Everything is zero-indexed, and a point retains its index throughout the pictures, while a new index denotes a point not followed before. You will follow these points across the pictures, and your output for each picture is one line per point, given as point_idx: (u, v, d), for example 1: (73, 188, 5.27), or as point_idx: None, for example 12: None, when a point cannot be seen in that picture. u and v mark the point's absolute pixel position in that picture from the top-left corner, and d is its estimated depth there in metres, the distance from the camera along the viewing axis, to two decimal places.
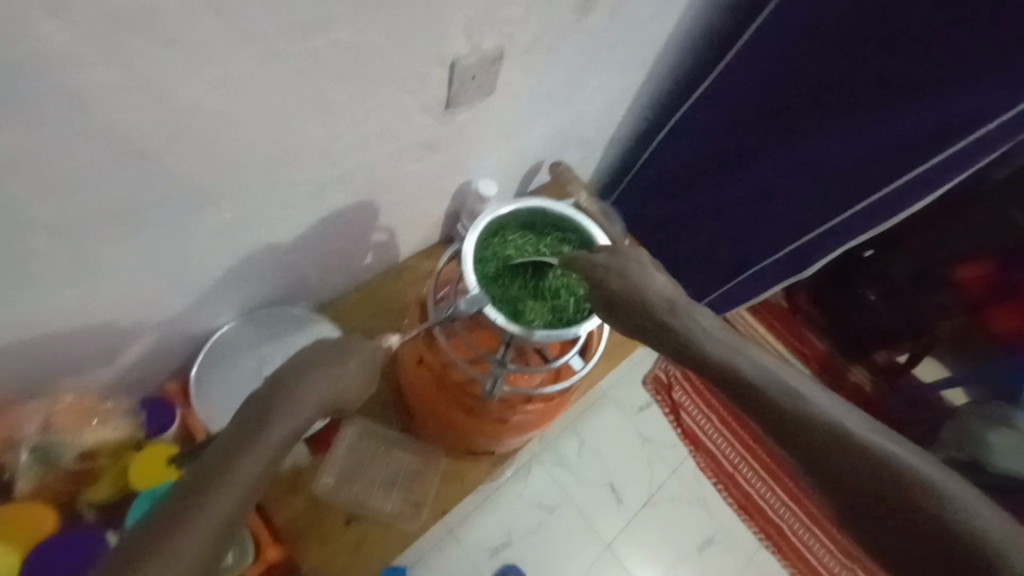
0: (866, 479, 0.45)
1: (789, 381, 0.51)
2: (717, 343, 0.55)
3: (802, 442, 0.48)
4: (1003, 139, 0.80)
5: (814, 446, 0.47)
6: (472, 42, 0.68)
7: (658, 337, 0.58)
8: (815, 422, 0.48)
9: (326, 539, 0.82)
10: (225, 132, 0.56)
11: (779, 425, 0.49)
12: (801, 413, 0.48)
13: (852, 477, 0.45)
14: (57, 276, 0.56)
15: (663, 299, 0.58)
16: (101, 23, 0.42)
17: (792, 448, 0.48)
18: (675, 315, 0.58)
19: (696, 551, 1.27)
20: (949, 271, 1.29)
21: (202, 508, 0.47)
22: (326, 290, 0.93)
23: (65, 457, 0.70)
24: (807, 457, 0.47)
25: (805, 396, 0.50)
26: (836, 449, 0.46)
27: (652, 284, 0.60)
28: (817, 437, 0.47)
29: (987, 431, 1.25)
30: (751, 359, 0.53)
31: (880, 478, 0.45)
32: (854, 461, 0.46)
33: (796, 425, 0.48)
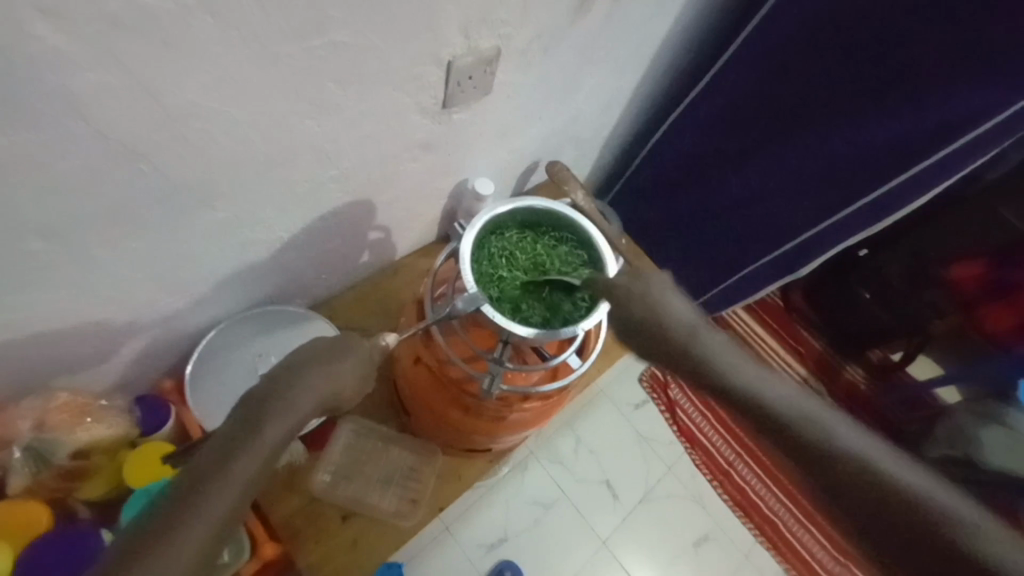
0: (926, 544, 0.37)
1: (836, 422, 0.43)
2: (748, 375, 0.46)
3: (855, 499, 0.39)
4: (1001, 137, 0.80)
5: (867, 505, 0.39)
6: (469, 42, 0.68)
7: (678, 366, 0.50)
8: (871, 478, 0.39)
9: (323, 538, 0.81)
10: (220, 132, 0.55)
11: (821, 478, 0.41)
12: (854, 466, 0.40)
13: (908, 540, 0.38)
14: (51, 276, 0.56)
15: (681, 324, 0.52)
16: (95, 23, 0.41)
17: (842, 506, 0.40)
18: (697, 341, 0.50)
19: (692, 548, 1.28)
20: (943, 270, 1.31)
21: (201, 506, 0.47)
22: (322, 289, 0.93)
23: (58, 454, 0.68)
24: (856, 517, 0.40)
25: (853, 441, 0.41)
26: (891, 507, 0.38)
27: (669, 305, 0.54)
28: (875, 496, 0.39)
29: (981, 429, 1.28)
30: None
31: (949, 549, 0.36)
32: (915, 523, 0.38)
33: (841, 479, 0.40)
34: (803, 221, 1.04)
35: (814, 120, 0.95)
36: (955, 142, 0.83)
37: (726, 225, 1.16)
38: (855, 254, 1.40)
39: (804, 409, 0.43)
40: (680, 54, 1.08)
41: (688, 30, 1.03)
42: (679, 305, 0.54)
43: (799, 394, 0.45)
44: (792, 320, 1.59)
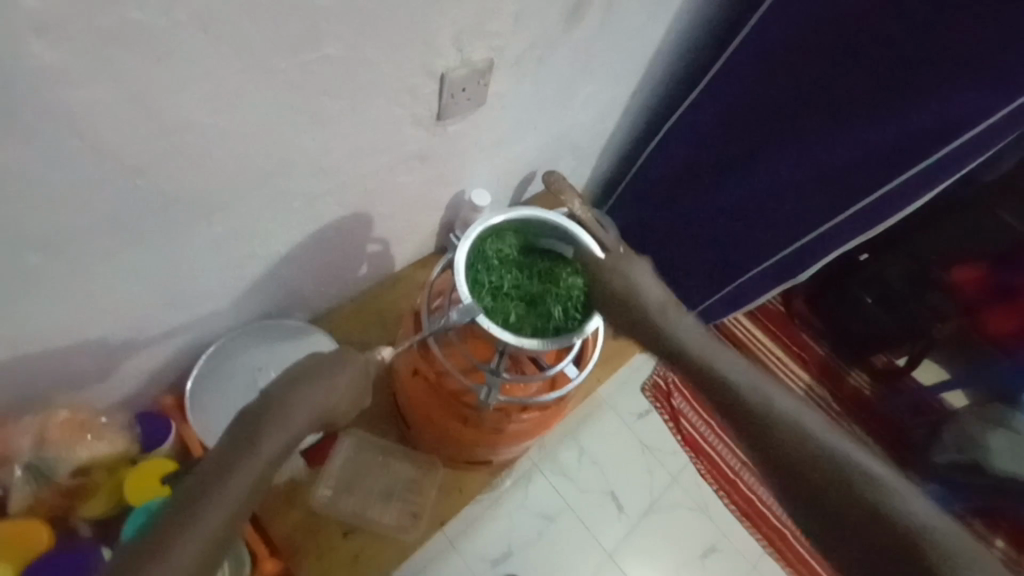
0: (818, 473, 0.50)
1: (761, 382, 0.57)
2: (698, 345, 0.62)
3: (770, 440, 0.53)
4: (998, 136, 0.81)
5: (778, 444, 0.53)
6: (462, 54, 0.68)
7: (649, 339, 0.65)
8: (785, 425, 0.53)
9: (324, 553, 0.80)
10: (216, 146, 0.56)
11: (744, 423, 0.56)
12: (771, 414, 0.54)
13: (807, 471, 0.51)
14: (51, 293, 0.57)
15: (655, 302, 0.66)
16: (91, 41, 0.42)
17: (760, 445, 0.54)
18: (666, 318, 0.65)
19: (698, 559, 1.26)
20: (943, 273, 1.31)
21: (196, 521, 0.47)
22: (321, 302, 0.93)
23: (59, 472, 0.69)
24: (770, 457, 0.53)
25: (771, 398, 0.56)
26: (796, 446, 0.52)
27: (647, 289, 0.67)
28: (787, 438, 0.53)
29: (986, 435, 1.29)
30: (717, 353, 0.61)
31: (835, 475, 0.50)
32: (810, 454, 0.51)
33: (762, 424, 0.54)
34: (800, 225, 1.04)
35: (808, 125, 0.95)
36: (948, 145, 0.84)
37: (724, 231, 1.16)
38: (856, 258, 1.40)
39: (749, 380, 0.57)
40: (674, 63, 1.10)
41: (680, 39, 1.04)
42: (655, 288, 0.68)
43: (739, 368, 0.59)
44: (794, 326, 1.58)
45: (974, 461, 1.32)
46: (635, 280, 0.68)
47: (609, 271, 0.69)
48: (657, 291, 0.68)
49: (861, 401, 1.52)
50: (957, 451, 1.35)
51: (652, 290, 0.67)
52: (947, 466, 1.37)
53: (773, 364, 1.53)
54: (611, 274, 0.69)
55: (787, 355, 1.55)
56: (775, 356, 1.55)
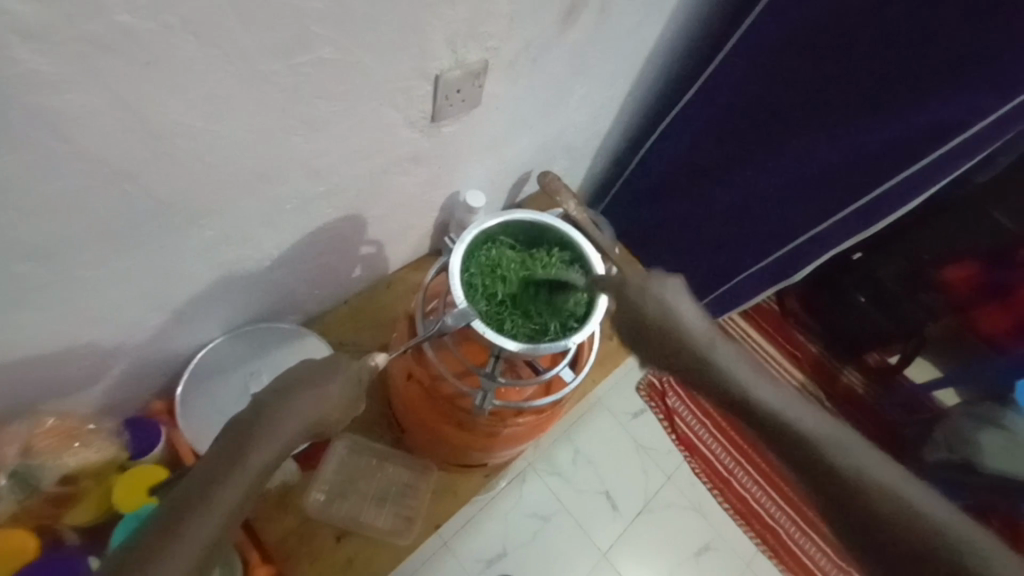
0: (913, 541, 0.43)
1: (835, 430, 0.48)
2: (754, 381, 0.52)
3: (855, 503, 0.45)
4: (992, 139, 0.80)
5: (865, 508, 0.44)
6: (456, 56, 0.68)
7: (688, 373, 0.55)
8: (870, 486, 0.45)
9: (318, 559, 0.80)
10: (207, 151, 0.55)
11: (818, 481, 0.47)
12: (855, 476, 0.45)
13: (899, 538, 0.43)
14: (39, 300, 0.56)
15: (700, 332, 0.56)
16: (78, 47, 0.41)
17: (840, 507, 0.45)
18: (714, 351, 0.54)
19: (693, 557, 1.26)
20: (938, 272, 1.33)
21: (183, 533, 0.46)
22: (314, 304, 0.92)
23: (46, 481, 0.68)
24: (851, 523, 0.45)
25: (853, 451, 0.47)
26: (890, 513, 0.44)
27: (688, 318, 0.57)
28: (874, 502, 0.44)
29: (978, 433, 1.30)
30: (769, 390, 0.51)
31: (935, 546, 0.42)
32: (905, 522, 0.43)
33: (842, 483, 0.45)
34: (795, 227, 1.04)
35: (804, 127, 0.95)
36: (944, 146, 0.83)
37: (720, 232, 1.16)
38: (850, 258, 1.40)
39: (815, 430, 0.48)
40: (669, 63, 1.09)
41: (676, 39, 1.03)
42: (696, 315, 0.57)
43: (795, 406, 0.50)
44: (789, 325, 1.58)
45: (965, 459, 1.32)
46: (672, 307, 0.57)
47: (642, 298, 0.58)
48: (696, 318, 0.57)
49: (855, 400, 1.52)
50: (949, 450, 1.35)
51: (692, 318, 0.57)
52: (941, 463, 1.37)
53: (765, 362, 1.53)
54: (644, 302, 0.58)
55: (781, 354, 1.54)
56: (769, 355, 1.55)
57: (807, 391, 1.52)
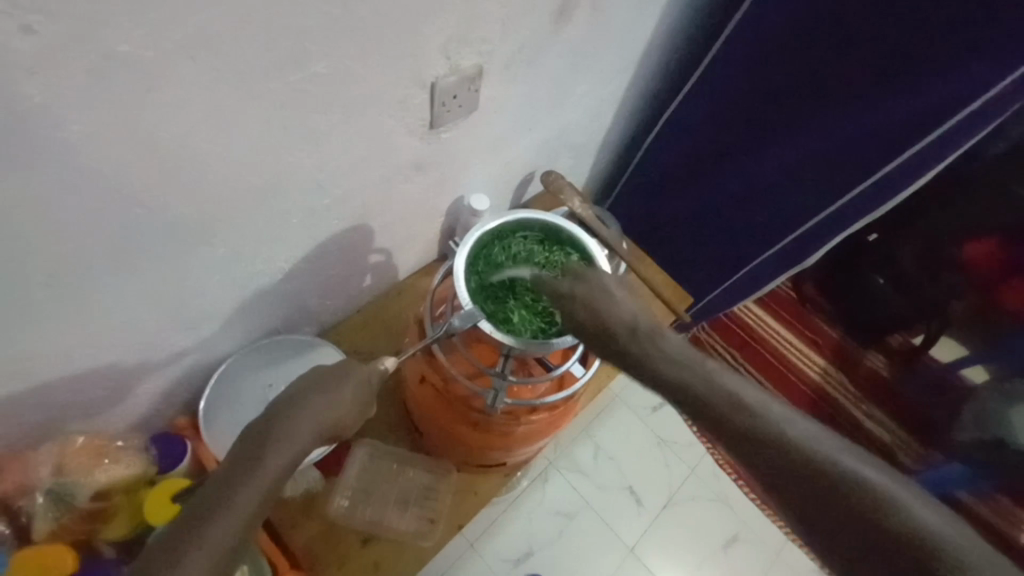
0: (835, 497, 0.43)
1: (759, 397, 0.49)
2: (678, 358, 0.54)
3: (777, 465, 0.45)
4: (1000, 109, 0.79)
5: (787, 470, 0.45)
6: (450, 63, 0.69)
7: (618, 356, 0.57)
8: (791, 447, 0.45)
9: (344, 563, 0.81)
10: (209, 171, 0.57)
11: (750, 451, 0.47)
12: (764, 428, 0.47)
13: (824, 496, 0.43)
14: (57, 322, 0.58)
15: (624, 317, 0.58)
16: (81, 77, 0.43)
17: (767, 472, 0.46)
18: (637, 335, 0.57)
19: (720, 550, 1.25)
20: (957, 250, 1.32)
21: (205, 534, 0.48)
22: (327, 315, 0.94)
23: (79, 497, 0.70)
24: (795, 494, 0.44)
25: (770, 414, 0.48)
26: (826, 479, 0.43)
27: (617, 305, 0.60)
28: (798, 461, 0.45)
29: (1010, 412, 1.30)
30: (688, 359, 0.54)
31: (850, 499, 0.42)
32: (830, 479, 0.43)
33: (781, 457, 0.45)
34: (803, 211, 1.04)
35: (807, 109, 0.95)
36: (940, 128, 0.83)
37: (729, 220, 1.15)
38: (865, 238, 1.39)
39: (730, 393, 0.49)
40: (666, 55, 1.09)
41: (671, 29, 1.03)
42: (632, 310, 0.59)
43: (717, 372, 0.52)
44: (806, 310, 1.55)
45: (997, 438, 1.31)
46: (599, 301, 0.60)
47: (570, 295, 0.61)
48: (625, 308, 0.59)
49: (878, 384, 1.48)
50: (980, 430, 1.34)
51: (621, 309, 0.59)
52: (969, 447, 1.37)
53: (786, 350, 1.51)
54: (571, 299, 0.61)
55: (799, 341, 1.51)
56: (790, 343, 1.51)
57: (831, 378, 1.48)
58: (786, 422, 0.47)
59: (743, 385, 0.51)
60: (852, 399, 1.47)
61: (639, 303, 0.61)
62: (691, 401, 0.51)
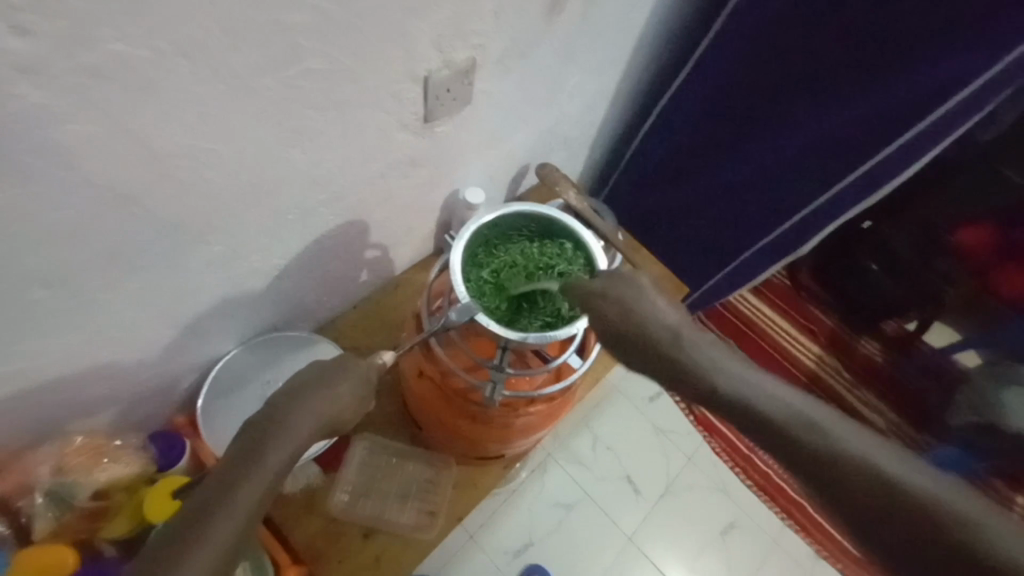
0: (912, 521, 0.44)
1: (824, 416, 0.49)
2: (732, 375, 0.53)
3: (841, 484, 0.46)
4: (994, 93, 0.79)
5: (862, 495, 0.45)
6: (443, 56, 0.69)
7: (662, 367, 0.57)
8: (854, 465, 0.46)
9: (346, 557, 0.81)
10: (204, 169, 0.56)
11: (811, 469, 0.47)
12: (826, 446, 0.47)
13: (899, 519, 0.44)
14: (54, 323, 0.57)
15: (666, 331, 0.57)
16: (75, 77, 0.42)
17: (838, 496, 0.46)
18: (680, 346, 0.56)
19: (719, 537, 1.27)
20: (950, 235, 1.33)
21: (207, 531, 0.48)
22: (324, 311, 0.94)
23: (79, 497, 0.70)
24: (861, 512, 0.46)
25: (836, 434, 0.48)
26: (892, 497, 0.45)
27: (657, 315, 0.58)
28: (870, 484, 0.45)
29: (1000, 392, 1.32)
30: (736, 370, 0.54)
31: (918, 515, 0.44)
32: (905, 503, 0.44)
33: (845, 475, 0.46)
34: (798, 200, 1.04)
35: (802, 97, 0.94)
36: (931, 115, 0.83)
37: (724, 210, 1.16)
38: (859, 226, 1.39)
39: (788, 409, 0.50)
40: (660, 46, 1.09)
41: (664, 19, 1.03)
42: (671, 316, 0.59)
43: (769, 385, 0.52)
44: (801, 299, 1.56)
45: (989, 420, 1.33)
46: (636, 304, 0.59)
47: (603, 300, 0.60)
48: (665, 313, 0.59)
49: (873, 371, 1.49)
50: (971, 412, 1.36)
51: (660, 314, 0.59)
52: (961, 428, 1.39)
53: (782, 338, 1.51)
54: (606, 303, 0.60)
55: (795, 329, 1.53)
56: (784, 331, 1.52)
57: (826, 366, 1.49)
58: (849, 438, 0.48)
59: (797, 397, 0.51)
60: (847, 385, 1.48)
61: (678, 306, 0.61)
62: (744, 417, 0.51)
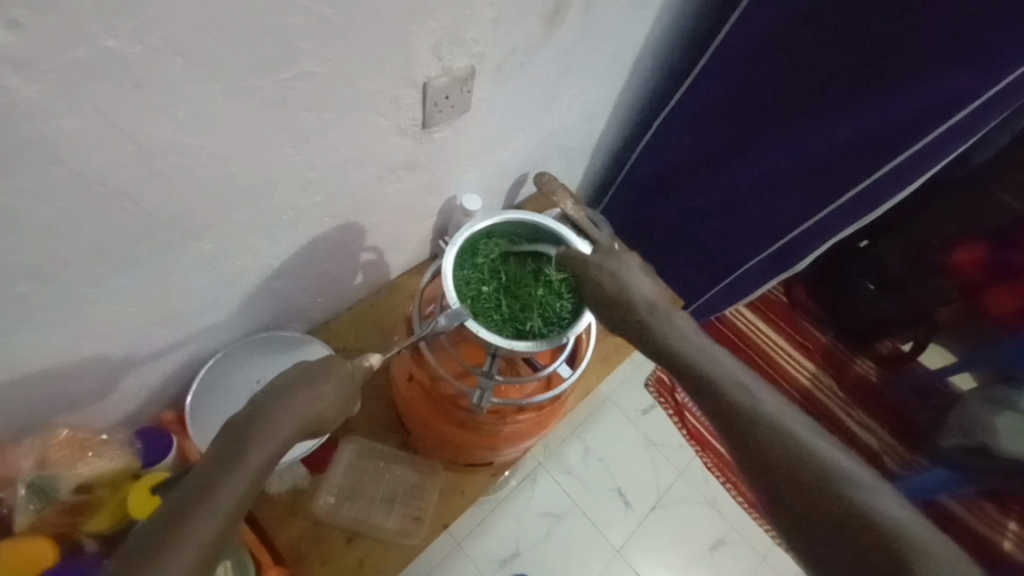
0: (801, 476, 0.52)
1: (757, 390, 0.59)
2: (689, 344, 0.64)
3: (744, 428, 0.56)
4: (996, 109, 0.78)
5: (768, 450, 0.54)
6: (442, 62, 0.69)
7: (631, 327, 0.67)
8: (761, 419, 0.56)
9: (329, 560, 0.81)
10: (198, 167, 0.57)
11: (725, 415, 0.58)
12: (742, 400, 0.58)
13: (778, 463, 0.53)
14: (45, 316, 0.58)
15: (645, 302, 0.67)
16: (68, 73, 0.43)
17: (745, 448, 0.56)
18: (654, 314, 0.67)
19: (707, 553, 1.26)
20: (943, 257, 1.30)
21: (189, 529, 0.48)
22: (317, 312, 0.94)
23: (61, 490, 0.70)
24: (752, 453, 0.55)
25: (760, 403, 0.58)
26: (784, 448, 0.54)
27: (639, 290, 0.68)
28: (778, 444, 0.54)
29: (993, 416, 1.28)
30: (692, 339, 0.65)
31: (800, 464, 0.53)
32: (801, 463, 0.53)
33: (750, 423, 0.56)
34: (792, 217, 1.04)
35: (797, 118, 0.95)
36: (929, 134, 0.83)
37: (721, 224, 1.16)
38: (856, 244, 1.40)
39: (717, 370, 0.61)
40: (660, 59, 1.10)
41: (665, 33, 1.04)
42: (649, 289, 0.69)
43: (712, 354, 0.63)
44: (796, 315, 1.57)
45: (980, 443, 1.30)
46: (625, 275, 0.69)
47: (598, 268, 0.69)
48: (646, 288, 0.69)
49: (867, 388, 1.50)
50: (964, 434, 1.33)
51: (641, 287, 0.68)
52: (954, 448, 1.36)
53: (777, 354, 1.52)
54: (597, 267, 0.69)
55: (789, 344, 1.53)
56: (779, 346, 1.53)
57: (819, 383, 1.50)
58: (763, 404, 0.58)
59: (736, 370, 0.62)
60: (840, 403, 1.48)
61: (660, 286, 0.71)
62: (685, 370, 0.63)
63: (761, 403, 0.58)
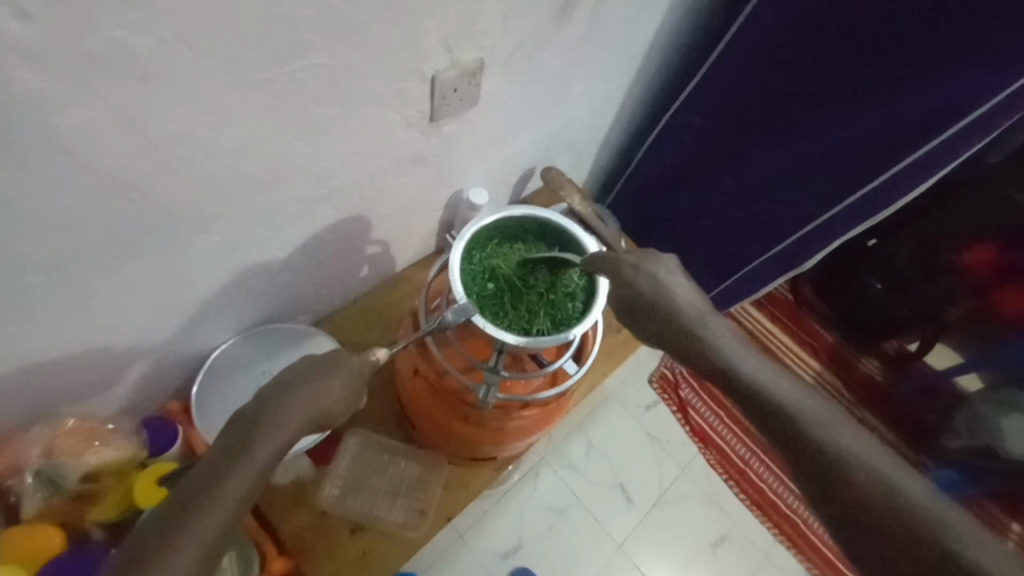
0: (889, 520, 0.46)
1: (826, 416, 0.52)
2: (742, 360, 0.57)
3: (819, 462, 0.50)
4: (1010, 110, 0.77)
5: (849, 488, 0.48)
6: (450, 55, 0.68)
7: (673, 338, 0.59)
8: (838, 454, 0.50)
9: (334, 551, 0.81)
10: (205, 159, 0.56)
11: (796, 446, 0.51)
12: (814, 431, 0.51)
13: (863, 503, 0.47)
14: (54, 306, 0.58)
15: (694, 312, 0.59)
16: (78, 63, 0.43)
17: (823, 485, 0.50)
18: (702, 325, 0.59)
19: (709, 549, 1.26)
20: (954, 256, 1.30)
21: (195, 519, 0.49)
22: (322, 304, 0.94)
23: (69, 479, 0.71)
24: (829, 493, 0.49)
25: (833, 434, 0.51)
26: (868, 486, 0.48)
27: (683, 299, 0.60)
28: (858, 481, 0.48)
29: (1000, 418, 1.29)
30: (743, 353, 0.58)
31: (888, 507, 0.47)
32: (889, 505, 0.47)
33: (826, 457, 0.50)
34: (801, 216, 1.04)
35: (809, 115, 0.94)
36: (942, 133, 0.82)
37: (729, 221, 1.15)
38: (863, 243, 1.38)
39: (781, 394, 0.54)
40: (670, 54, 1.09)
41: (675, 28, 1.03)
42: (695, 297, 0.61)
43: (769, 372, 0.56)
44: (802, 314, 1.56)
45: (986, 445, 1.32)
46: (668, 284, 0.61)
47: (633, 270, 0.61)
48: (691, 297, 0.61)
49: (872, 388, 1.49)
50: (970, 436, 1.35)
51: (686, 297, 0.60)
52: (959, 451, 1.38)
53: (782, 352, 1.52)
54: (635, 273, 0.61)
55: (794, 343, 1.53)
56: (784, 345, 1.53)
57: (824, 381, 1.51)
58: (840, 435, 0.51)
59: (803, 393, 0.55)
60: (845, 403, 1.48)
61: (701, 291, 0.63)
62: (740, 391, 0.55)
63: (836, 433, 0.51)
